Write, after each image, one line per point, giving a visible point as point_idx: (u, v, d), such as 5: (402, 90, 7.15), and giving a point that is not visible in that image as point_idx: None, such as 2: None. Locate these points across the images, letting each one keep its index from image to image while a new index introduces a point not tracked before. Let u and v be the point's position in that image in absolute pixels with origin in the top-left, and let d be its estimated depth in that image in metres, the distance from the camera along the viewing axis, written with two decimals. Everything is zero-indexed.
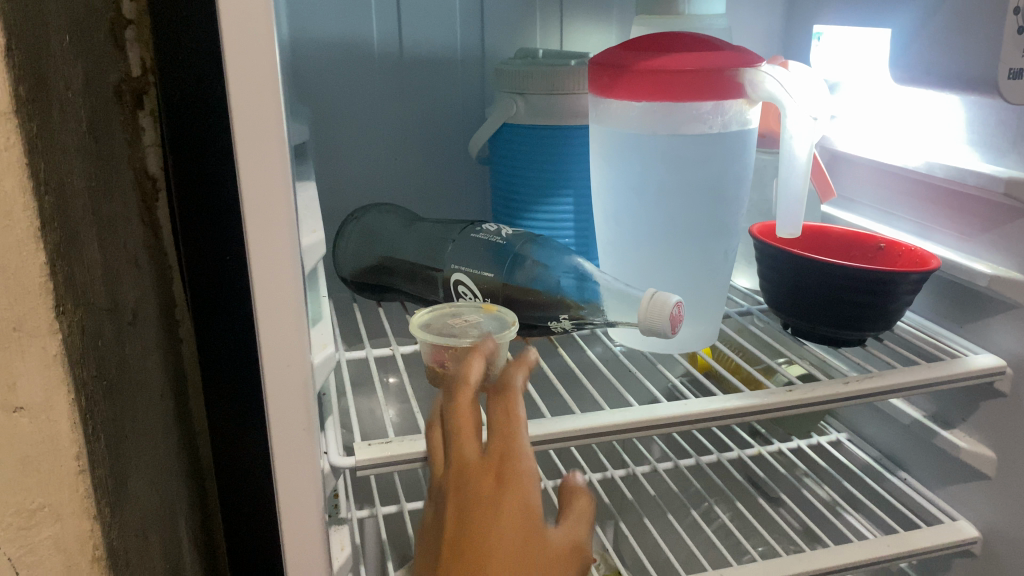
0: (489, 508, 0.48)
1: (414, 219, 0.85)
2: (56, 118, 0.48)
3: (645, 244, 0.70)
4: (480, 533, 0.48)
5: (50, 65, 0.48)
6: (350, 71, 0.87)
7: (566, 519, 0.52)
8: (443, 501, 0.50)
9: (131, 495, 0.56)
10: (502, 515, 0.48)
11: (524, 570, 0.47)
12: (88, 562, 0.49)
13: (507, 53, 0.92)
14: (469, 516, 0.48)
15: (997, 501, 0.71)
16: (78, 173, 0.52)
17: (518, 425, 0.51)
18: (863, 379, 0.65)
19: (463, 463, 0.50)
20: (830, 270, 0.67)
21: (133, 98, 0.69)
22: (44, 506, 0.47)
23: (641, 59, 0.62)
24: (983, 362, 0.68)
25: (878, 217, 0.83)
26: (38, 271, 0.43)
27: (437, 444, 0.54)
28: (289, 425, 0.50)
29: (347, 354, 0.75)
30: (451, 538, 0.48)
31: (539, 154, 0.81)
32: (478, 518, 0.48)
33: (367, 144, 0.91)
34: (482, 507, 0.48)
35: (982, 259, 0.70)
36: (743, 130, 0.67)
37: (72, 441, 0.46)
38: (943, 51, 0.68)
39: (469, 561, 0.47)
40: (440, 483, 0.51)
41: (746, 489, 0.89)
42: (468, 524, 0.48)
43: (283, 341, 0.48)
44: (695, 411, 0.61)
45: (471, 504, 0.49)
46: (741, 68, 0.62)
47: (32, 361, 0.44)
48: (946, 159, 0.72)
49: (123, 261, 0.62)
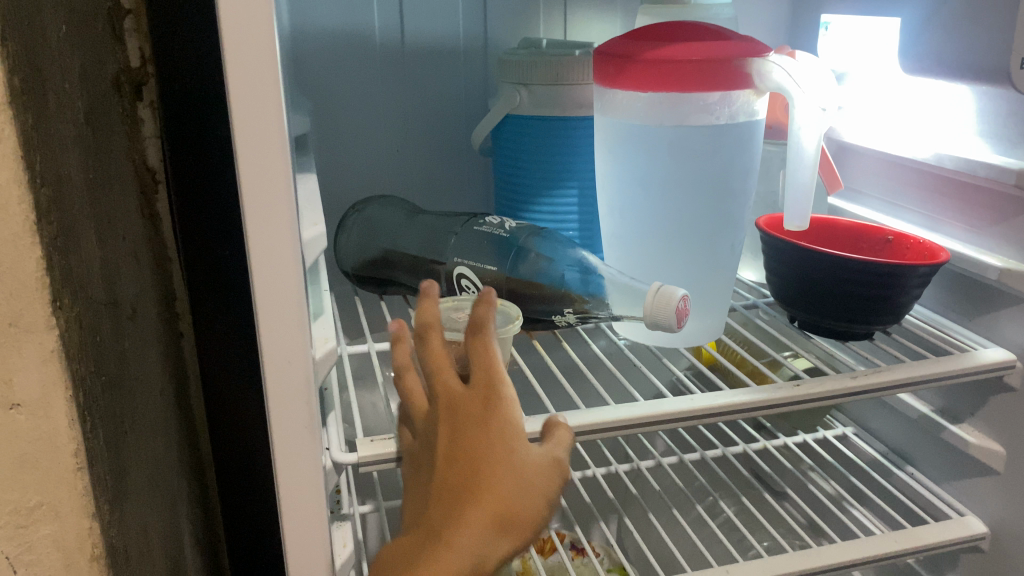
0: (478, 429, 0.46)
1: (416, 212, 0.84)
2: (52, 109, 0.47)
3: (651, 237, 0.69)
4: (471, 451, 0.45)
5: (46, 54, 0.47)
6: (351, 62, 0.86)
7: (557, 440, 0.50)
8: (431, 432, 0.48)
9: (131, 491, 0.55)
10: (493, 435, 0.46)
11: (519, 473, 0.46)
12: (88, 560, 0.48)
13: (510, 44, 0.91)
14: (460, 440, 0.46)
15: (1006, 496, 0.70)
16: (76, 165, 0.51)
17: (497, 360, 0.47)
18: (871, 373, 0.64)
19: (451, 398, 0.46)
20: (838, 263, 0.67)
21: (132, 89, 0.68)
22: (43, 504, 0.47)
23: (647, 48, 0.61)
24: (993, 356, 0.67)
25: (886, 210, 0.82)
26: (35, 266, 0.42)
27: (415, 380, 0.50)
28: (291, 422, 0.49)
29: (350, 348, 0.75)
30: (443, 460, 0.46)
31: (543, 145, 0.80)
32: (471, 440, 0.45)
33: (369, 135, 0.90)
34: (471, 428, 0.46)
35: (992, 252, 0.69)
36: (750, 121, 0.66)
37: (70, 438, 0.46)
38: (953, 41, 0.67)
39: (463, 477, 0.45)
40: (425, 416, 0.48)
41: (752, 483, 0.88)
42: (459, 448, 0.45)
43: (284, 336, 0.47)
44: (701, 406, 0.60)
45: (462, 429, 0.46)
46: (749, 58, 0.61)
47: (29, 357, 0.44)
48: (956, 150, 0.71)
49: (122, 254, 0.61)
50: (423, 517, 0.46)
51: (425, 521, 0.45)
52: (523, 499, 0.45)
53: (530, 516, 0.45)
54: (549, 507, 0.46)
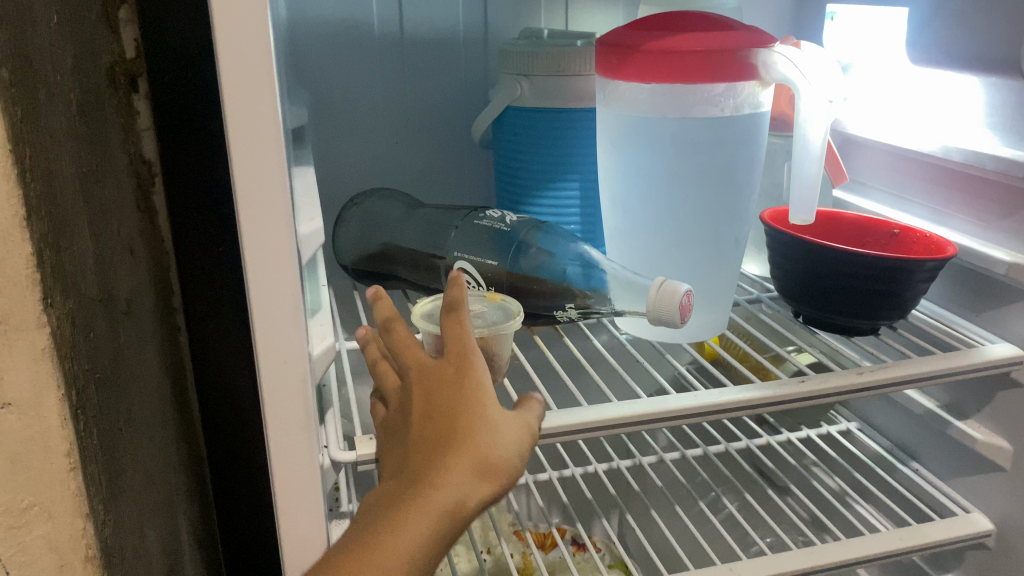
0: (452, 384, 0.45)
1: (416, 205, 0.83)
2: (43, 102, 0.46)
3: (654, 230, 0.68)
4: (449, 401, 0.45)
5: (36, 46, 0.46)
6: (350, 53, 0.85)
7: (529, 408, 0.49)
8: (404, 401, 0.47)
9: (127, 490, 0.55)
10: (467, 389, 0.45)
11: (495, 423, 0.45)
12: (82, 561, 0.48)
13: (511, 35, 0.90)
14: (434, 396, 0.45)
15: (1012, 492, 0.70)
16: (68, 159, 0.50)
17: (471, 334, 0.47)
18: (877, 369, 0.63)
19: (422, 365, 0.47)
20: (843, 257, 0.66)
21: (128, 81, 0.67)
22: (36, 505, 0.46)
23: (651, 39, 0.60)
24: (1000, 352, 0.66)
25: (891, 202, 0.81)
26: (25, 262, 0.41)
27: (388, 375, 0.51)
28: (288, 420, 0.48)
29: (348, 343, 0.74)
30: (418, 417, 0.45)
31: (544, 137, 0.79)
32: (445, 394, 0.45)
33: (367, 127, 0.89)
34: (444, 386, 0.45)
35: (1000, 246, 0.68)
36: (755, 113, 0.64)
37: (63, 438, 0.45)
38: (965, 32, 0.67)
39: (442, 424, 0.44)
40: (398, 394, 0.48)
41: (754, 479, 0.87)
42: (433, 403, 0.45)
43: (281, 334, 0.46)
44: (705, 403, 0.59)
45: (434, 389, 0.46)
46: (755, 49, 0.60)
47: (20, 356, 0.43)
48: (964, 143, 0.70)
49: (116, 249, 0.60)
50: (400, 471, 0.44)
51: (404, 473, 0.43)
52: (503, 449, 0.44)
53: (509, 465, 0.44)
54: (524, 460, 0.45)
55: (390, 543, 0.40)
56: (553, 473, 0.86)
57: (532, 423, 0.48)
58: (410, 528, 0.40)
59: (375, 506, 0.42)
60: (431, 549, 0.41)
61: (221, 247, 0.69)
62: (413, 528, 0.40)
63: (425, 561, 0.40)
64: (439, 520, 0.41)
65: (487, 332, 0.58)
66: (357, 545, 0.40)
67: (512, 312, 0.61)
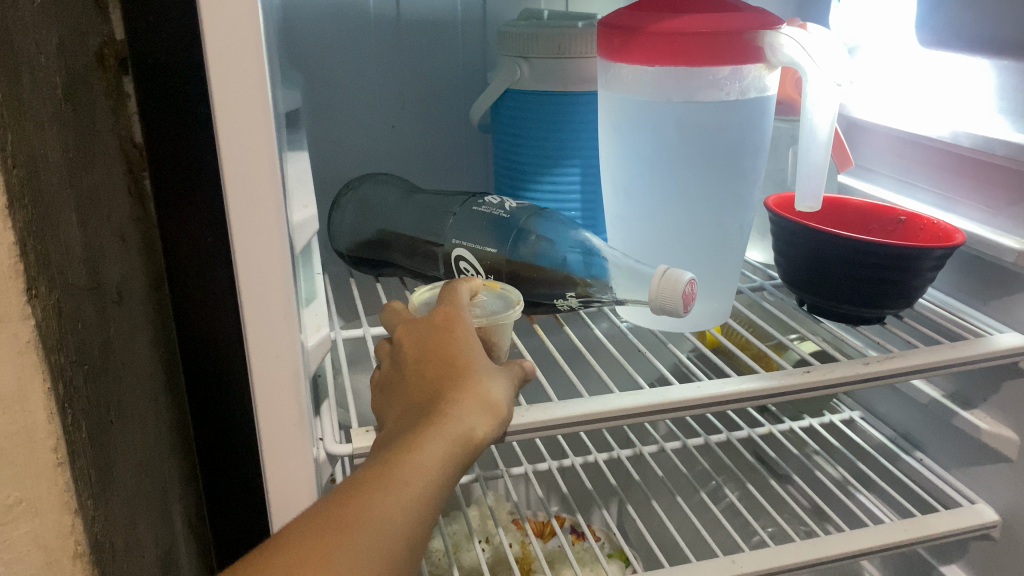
0: (447, 335, 0.50)
1: (412, 191, 0.82)
2: (26, 84, 0.44)
3: (656, 217, 0.67)
4: (446, 348, 0.49)
5: (18, 25, 0.44)
6: (345, 35, 0.83)
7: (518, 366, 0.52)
8: (397, 359, 0.51)
9: (117, 485, 0.53)
10: (460, 336, 0.50)
11: (489, 365, 0.49)
12: (70, 558, 0.46)
13: (511, 16, 0.87)
14: (428, 348, 0.49)
15: (1018, 483, 0.69)
16: (53, 143, 0.48)
17: (464, 301, 0.54)
18: (884, 359, 0.61)
19: (413, 322, 0.52)
20: (849, 245, 0.64)
21: (116, 63, 0.65)
22: (22, 501, 0.44)
23: (654, 20, 0.58)
24: (1008, 342, 0.64)
25: (897, 188, 0.79)
26: (8, 251, 0.40)
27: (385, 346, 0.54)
28: (282, 413, 0.47)
29: (344, 331, 0.72)
30: (413, 366, 0.49)
31: (543, 122, 0.77)
32: (441, 344, 0.49)
33: (363, 111, 0.87)
34: (438, 335, 0.50)
35: (1011, 233, 0.66)
36: (761, 97, 0.63)
37: (49, 432, 0.43)
38: (977, 14, 0.65)
39: (443, 370, 0.47)
40: (392, 356, 0.52)
41: (756, 468, 0.86)
42: (431, 353, 0.49)
43: (274, 324, 0.45)
44: (709, 394, 0.58)
45: (427, 339, 0.50)
46: (761, 30, 0.58)
47: (3, 349, 0.41)
48: (973, 128, 0.69)
49: (105, 236, 0.58)
50: (407, 419, 0.46)
51: (413, 416, 0.46)
52: (501, 388, 0.47)
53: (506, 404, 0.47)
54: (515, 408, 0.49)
55: (413, 462, 0.41)
56: (553, 462, 0.85)
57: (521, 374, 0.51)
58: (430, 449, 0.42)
59: (387, 445, 0.44)
60: (447, 472, 0.42)
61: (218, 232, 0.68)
62: (432, 449, 0.42)
63: (443, 481, 0.42)
64: (455, 444, 0.43)
65: (486, 322, 0.56)
66: (381, 467, 0.41)
67: (511, 302, 0.60)
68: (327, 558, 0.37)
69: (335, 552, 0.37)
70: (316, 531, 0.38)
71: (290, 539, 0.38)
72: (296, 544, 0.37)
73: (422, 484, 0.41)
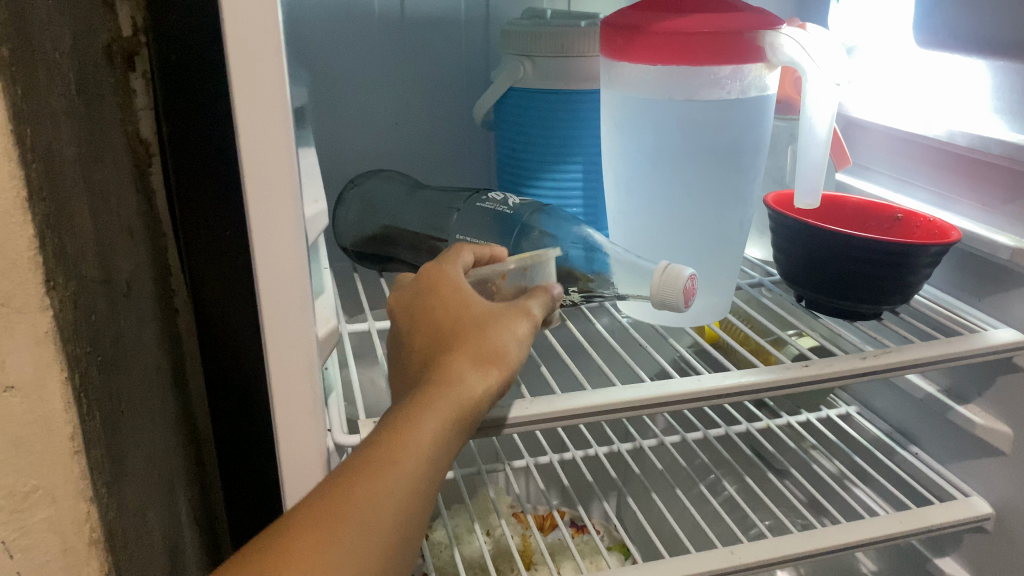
0: (439, 297, 0.51)
1: (416, 186, 0.83)
2: (41, 79, 0.45)
3: (657, 211, 0.68)
4: (441, 312, 0.50)
5: (34, 21, 0.45)
6: (350, 32, 0.84)
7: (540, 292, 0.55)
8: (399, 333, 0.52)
9: (128, 473, 0.54)
10: (452, 296, 0.51)
11: (485, 320, 0.49)
12: (86, 545, 0.47)
13: (513, 15, 0.88)
14: (423, 313, 0.51)
15: (1011, 476, 0.70)
16: (67, 138, 0.49)
17: (458, 257, 0.55)
18: (882, 354, 0.63)
19: (405, 288, 0.53)
20: (847, 242, 0.65)
21: (124, 59, 0.67)
22: (39, 488, 0.45)
23: (656, 20, 0.59)
24: (1002, 338, 0.66)
25: (893, 186, 0.81)
26: (27, 243, 0.40)
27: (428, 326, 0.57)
28: (295, 402, 0.48)
29: (350, 325, 0.73)
30: (415, 333, 0.50)
31: (546, 119, 0.78)
32: (434, 305, 0.50)
33: (367, 108, 0.88)
34: (432, 298, 0.51)
35: (1005, 231, 0.67)
36: (761, 95, 0.64)
37: (66, 421, 0.44)
38: (974, 16, 0.66)
39: (441, 335, 0.49)
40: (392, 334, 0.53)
41: (754, 462, 0.88)
42: (428, 318, 0.50)
43: (288, 316, 0.46)
44: (708, 387, 0.59)
45: (422, 305, 0.51)
46: (762, 31, 0.59)
47: (23, 339, 0.42)
48: (970, 128, 0.70)
49: (114, 231, 0.59)
50: (406, 391, 0.47)
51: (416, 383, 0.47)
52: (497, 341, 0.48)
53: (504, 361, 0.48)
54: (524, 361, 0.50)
55: (406, 426, 0.42)
56: (555, 455, 0.86)
57: (536, 313, 0.52)
58: (426, 417, 0.43)
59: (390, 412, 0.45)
60: (442, 436, 0.43)
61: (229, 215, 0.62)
62: (430, 417, 0.43)
63: (445, 444, 0.43)
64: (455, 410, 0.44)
65: (529, 264, 0.59)
66: (376, 441, 0.42)
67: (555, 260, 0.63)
68: (334, 529, 0.38)
69: (339, 524, 0.38)
70: (318, 506, 0.39)
71: (291, 520, 0.38)
72: (297, 522, 0.38)
73: (422, 448, 0.42)
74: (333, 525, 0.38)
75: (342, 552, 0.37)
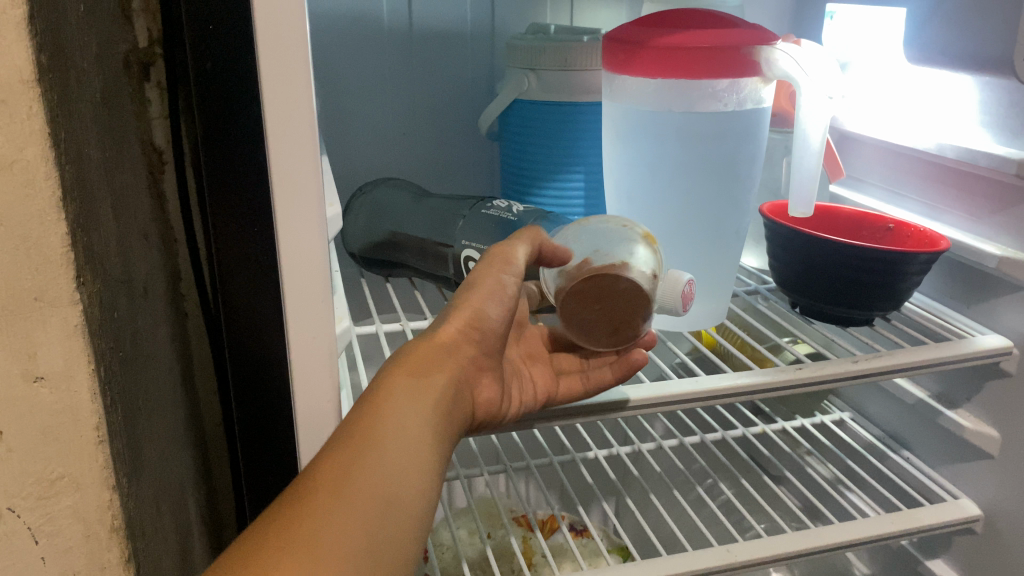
0: None
1: (422, 194, 0.85)
2: (73, 86, 0.47)
3: (658, 219, 0.70)
4: None
5: (68, 32, 0.47)
6: (360, 46, 0.87)
7: (547, 252, 0.58)
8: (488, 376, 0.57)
9: (146, 465, 0.56)
10: None
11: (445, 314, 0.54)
12: (107, 531, 0.49)
13: (517, 29, 0.91)
14: None
15: (999, 478, 0.72)
16: (93, 142, 0.51)
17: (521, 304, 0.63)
18: (873, 358, 0.65)
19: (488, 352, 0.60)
20: (840, 250, 0.68)
21: (141, 69, 0.69)
22: (65, 476, 0.47)
23: (656, 35, 0.61)
24: (990, 344, 0.68)
25: (885, 197, 0.84)
26: (60, 241, 0.42)
27: (569, 358, 0.62)
28: (313, 392, 0.52)
29: (358, 329, 0.75)
30: None
31: (549, 131, 0.81)
32: None
33: (375, 119, 0.90)
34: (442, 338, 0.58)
35: (992, 240, 0.70)
36: (757, 108, 0.66)
37: (92, 411, 0.46)
38: (961, 33, 0.69)
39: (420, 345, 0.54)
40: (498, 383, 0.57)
41: (750, 466, 0.90)
42: None
43: (310, 311, 0.49)
44: (705, 389, 0.61)
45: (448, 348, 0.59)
46: (758, 46, 0.61)
47: (54, 332, 0.44)
48: (958, 141, 0.72)
49: (133, 234, 0.61)
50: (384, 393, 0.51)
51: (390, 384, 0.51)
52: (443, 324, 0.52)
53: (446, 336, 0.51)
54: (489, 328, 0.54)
55: (361, 410, 0.45)
56: (556, 458, 0.88)
57: (519, 259, 0.55)
58: (395, 380, 0.47)
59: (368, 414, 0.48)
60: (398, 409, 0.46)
61: (262, 255, 0.50)
62: (399, 384, 0.47)
63: (424, 407, 0.47)
64: (424, 368, 0.49)
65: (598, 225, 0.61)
66: (357, 412, 0.45)
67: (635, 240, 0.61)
68: (341, 487, 0.40)
69: (343, 485, 0.40)
70: (316, 475, 0.41)
71: (292, 490, 0.40)
72: (297, 490, 0.40)
73: (379, 422, 0.44)
74: (339, 487, 0.40)
75: (352, 506, 0.40)
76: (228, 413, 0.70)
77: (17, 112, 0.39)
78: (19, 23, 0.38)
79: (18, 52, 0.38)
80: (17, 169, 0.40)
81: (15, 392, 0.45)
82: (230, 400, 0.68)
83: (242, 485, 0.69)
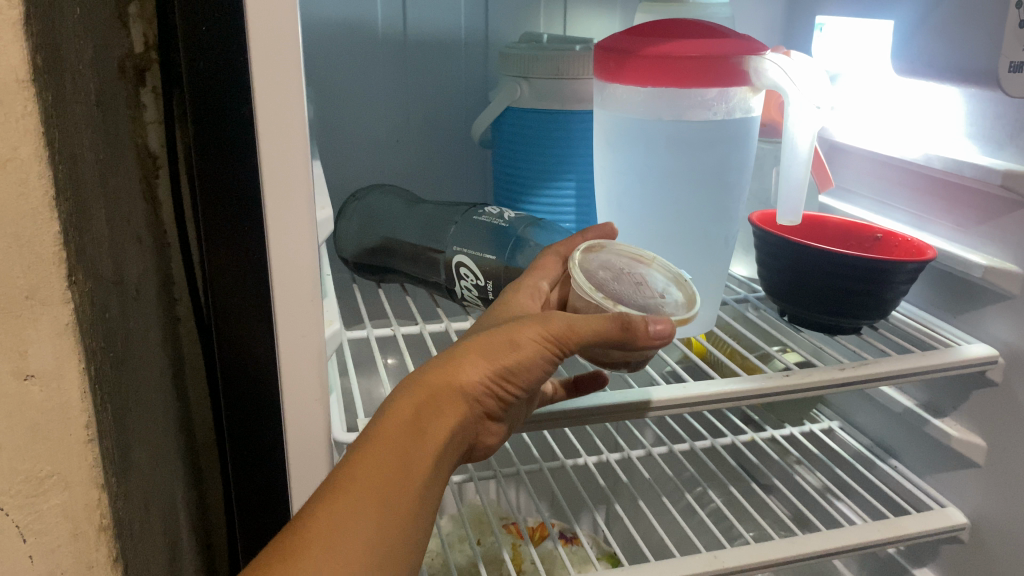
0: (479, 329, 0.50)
1: (415, 200, 0.86)
2: (69, 88, 0.48)
3: (648, 227, 0.71)
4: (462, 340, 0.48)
5: (64, 33, 0.48)
6: (355, 54, 0.88)
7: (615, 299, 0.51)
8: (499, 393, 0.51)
9: (135, 465, 0.56)
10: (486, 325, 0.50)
11: (479, 338, 0.46)
12: (95, 530, 0.49)
13: (511, 38, 0.92)
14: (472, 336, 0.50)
15: (984, 486, 0.72)
16: (88, 145, 0.52)
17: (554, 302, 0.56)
18: (860, 365, 0.65)
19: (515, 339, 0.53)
20: (828, 259, 0.68)
21: (135, 74, 0.70)
22: (54, 474, 0.47)
23: (646, 45, 0.62)
24: (977, 352, 0.69)
25: (874, 208, 0.85)
26: (52, 240, 0.42)
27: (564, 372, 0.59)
28: (302, 392, 0.52)
29: (351, 334, 0.76)
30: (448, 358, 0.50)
31: (542, 139, 0.81)
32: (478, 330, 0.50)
33: (370, 127, 0.91)
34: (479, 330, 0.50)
35: (977, 250, 0.71)
36: (746, 118, 0.67)
37: (82, 410, 0.46)
38: (946, 45, 0.70)
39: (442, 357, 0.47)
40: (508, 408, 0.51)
41: (740, 474, 0.90)
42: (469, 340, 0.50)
43: (300, 316, 0.50)
44: (694, 394, 0.61)
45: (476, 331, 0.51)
46: (746, 56, 0.62)
47: (44, 329, 0.44)
48: (944, 152, 0.73)
49: (127, 236, 0.62)
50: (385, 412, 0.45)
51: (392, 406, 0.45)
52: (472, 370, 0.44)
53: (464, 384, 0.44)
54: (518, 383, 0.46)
55: (354, 466, 0.42)
56: (545, 464, 0.88)
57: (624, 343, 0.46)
58: (394, 417, 0.43)
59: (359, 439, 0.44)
60: (392, 473, 0.42)
61: (253, 256, 0.50)
62: (397, 433, 0.43)
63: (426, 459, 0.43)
64: (429, 423, 0.44)
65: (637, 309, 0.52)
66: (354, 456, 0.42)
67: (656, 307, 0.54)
68: (333, 541, 0.39)
69: (338, 540, 0.40)
70: (308, 523, 0.40)
71: (286, 533, 0.40)
72: (277, 550, 0.39)
73: (376, 480, 0.41)
74: (334, 540, 0.39)
75: (344, 564, 0.39)
76: (218, 416, 0.70)
77: (11, 111, 0.40)
78: (14, 23, 0.39)
79: (13, 53, 0.39)
80: (9, 167, 0.41)
81: (7, 390, 0.45)
82: (221, 402, 0.69)
83: (232, 488, 0.69)
